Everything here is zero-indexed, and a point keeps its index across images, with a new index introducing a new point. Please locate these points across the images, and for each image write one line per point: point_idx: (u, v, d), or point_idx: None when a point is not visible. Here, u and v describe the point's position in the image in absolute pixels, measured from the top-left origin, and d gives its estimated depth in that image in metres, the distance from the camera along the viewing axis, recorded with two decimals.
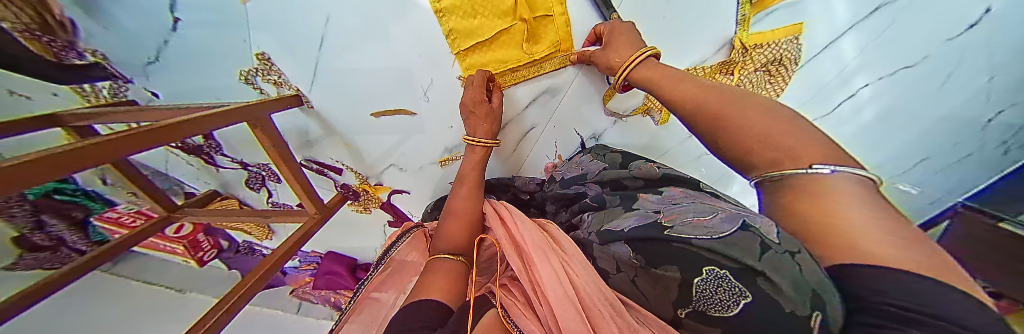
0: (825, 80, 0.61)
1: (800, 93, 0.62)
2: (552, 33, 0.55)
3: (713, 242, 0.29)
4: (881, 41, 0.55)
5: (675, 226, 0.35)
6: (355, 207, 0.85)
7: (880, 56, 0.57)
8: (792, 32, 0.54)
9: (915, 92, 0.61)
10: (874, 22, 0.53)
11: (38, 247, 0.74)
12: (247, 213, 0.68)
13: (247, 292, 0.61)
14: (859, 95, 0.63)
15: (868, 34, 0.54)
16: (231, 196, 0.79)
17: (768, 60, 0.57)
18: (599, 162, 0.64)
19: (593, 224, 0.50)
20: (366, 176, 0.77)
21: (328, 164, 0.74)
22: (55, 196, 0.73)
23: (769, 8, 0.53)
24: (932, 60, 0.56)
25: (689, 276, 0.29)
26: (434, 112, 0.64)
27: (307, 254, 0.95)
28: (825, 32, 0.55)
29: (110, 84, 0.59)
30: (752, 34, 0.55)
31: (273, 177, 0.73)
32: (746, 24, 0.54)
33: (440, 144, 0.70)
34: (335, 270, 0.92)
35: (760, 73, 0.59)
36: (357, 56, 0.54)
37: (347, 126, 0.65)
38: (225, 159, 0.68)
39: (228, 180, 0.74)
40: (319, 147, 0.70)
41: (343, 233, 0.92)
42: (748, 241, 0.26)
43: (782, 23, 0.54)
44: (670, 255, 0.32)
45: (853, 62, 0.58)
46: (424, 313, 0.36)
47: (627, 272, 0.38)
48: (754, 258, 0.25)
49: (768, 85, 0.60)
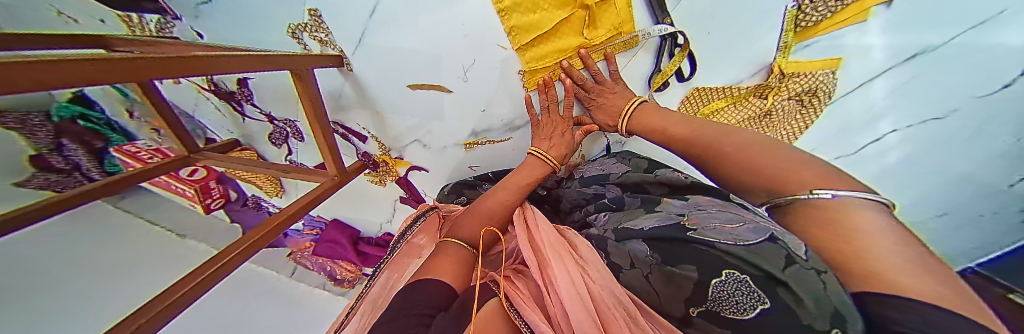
0: (851, 118, 0.62)
1: (822, 130, 0.64)
2: (612, 15, 0.54)
3: (736, 248, 0.30)
4: (916, 85, 0.55)
5: (699, 229, 0.35)
6: (371, 178, 0.85)
7: (914, 99, 0.57)
8: (830, 65, 0.57)
9: (937, 146, 0.59)
10: (910, 68, 0.54)
11: (54, 169, 0.77)
12: (265, 166, 0.68)
13: (244, 251, 0.58)
14: (885, 140, 0.63)
15: (903, 76, 0.55)
16: (251, 148, 0.80)
17: (802, 90, 0.59)
18: (622, 166, 0.64)
19: (609, 223, 0.50)
20: (388, 148, 0.78)
21: (355, 130, 0.75)
22: (81, 122, 0.82)
23: (814, 38, 0.54)
24: (962, 115, 0.54)
25: (706, 276, 0.30)
26: (470, 92, 0.64)
27: (313, 219, 0.95)
28: (859, 71, 0.56)
29: (159, 18, 0.61)
30: (791, 62, 0.58)
31: (296, 135, 0.73)
32: (787, 51, 0.56)
33: (468, 126, 0.70)
34: (337, 239, 0.92)
35: (793, 102, 0.61)
36: (404, 33, 0.54)
37: (383, 96, 0.65)
38: (253, 110, 0.68)
39: (251, 132, 0.75)
40: (347, 110, 0.70)
41: (353, 204, 0.92)
42: (773, 253, 0.27)
43: (824, 55, 0.56)
44: (690, 255, 0.32)
45: (883, 100, 0.59)
46: (429, 291, 0.37)
47: (642, 268, 0.37)
48: (778, 267, 0.26)
49: (800, 114, 0.62)
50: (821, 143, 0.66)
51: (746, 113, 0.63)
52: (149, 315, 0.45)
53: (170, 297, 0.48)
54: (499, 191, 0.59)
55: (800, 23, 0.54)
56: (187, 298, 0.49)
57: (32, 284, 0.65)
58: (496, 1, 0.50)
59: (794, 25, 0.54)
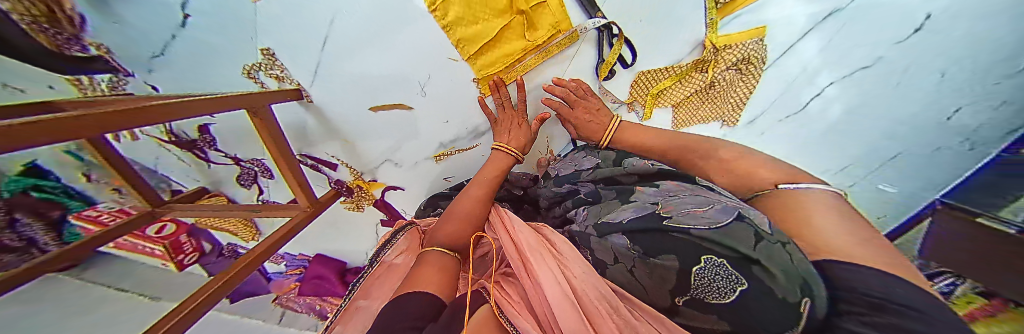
0: (790, 77, 0.69)
1: (764, 95, 0.71)
2: (547, 16, 0.57)
3: (709, 232, 0.27)
4: (838, 43, 0.62)
5: (674, 217, 0.33)
6: (348, 205, 0.84)
7: (840, 55, 0.64)
8: (755, 34, 0.62)
9: (872, 90, 0.66)
10: (830, 26, 0.61)
11: (8, 248, 0.71)
12: (236, 208, 0.67)
13: (225, 284, 0.56)
14: (825, 94, 0.69)
15: (828, 35, 0.62)
16: (221, 193, 0.78)
17: (737, 58, 0.65)
18: (592, 159, 0.64)
19: (589, 217, 0.48)
20: (360, 172, 0.78)
21: (324, 159, 0.74)
22: (33, 193, 0.75)
23: (734, 13, 0.62)
24: (886, 62, 0.62)
25: (687, 264, 0.27)
26: (430, 106, 0.66)
27: (293, 257, 0.93)
28: (786, 34, 0.63)
29: (111, 77, 0.60)
30: (721, 36, 0.63)
31: (265, 173, 0.73)
32: (714, 26, 0.63)
33: (436, 139, 0.73)
34: (322, 274, 0.90)
35: (732, 71, 0.67)
36: (370, 58, 0.56)
37: (348, 122, 0.67)
38: (218, 154, 0.67)
39: (219, 177, 0.73)
40: (314, 141, 0.70)
41: (333, 235, 0.90)
42: (741, 232, 0.25)
43: (748, 25, 0.62)
44: (668, 243, 0.30)
45: (816, 59, 0.65)
46: (416, 305, 0.34)
47: (626, 263, 0.36)
48: (749, 246, 0.24)
49: (740, 80, 0.68)
50: (767, 108, 0.74)
51: (691, 88, 0.70)
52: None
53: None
54: (466, 199, 0.58)
55: (718, 0, 0.60)
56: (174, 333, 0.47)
57: None
58: (438, 18, 0.52)
59: (714, 2, 0.61)
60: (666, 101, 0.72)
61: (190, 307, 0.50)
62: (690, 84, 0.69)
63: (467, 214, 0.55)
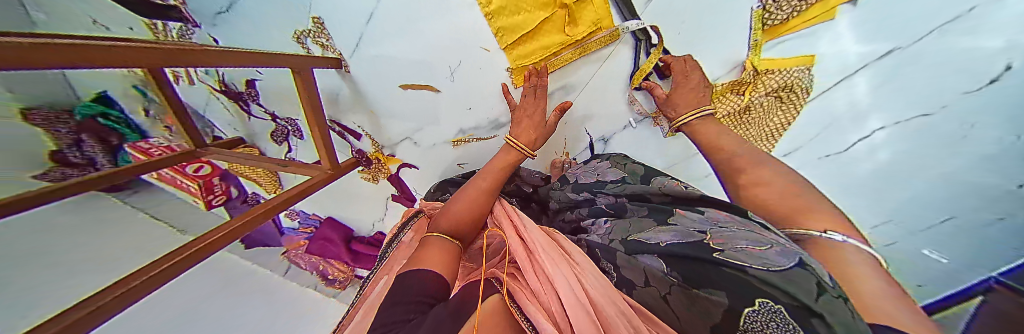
0: (832, 115, 0.59)
1: (802, 129, 0.63)
2: (591, 12, 0.57)
3: (768, 274, 0.26)
4: (897, 83, 0.51)
5: (726, 250, 0.32)
6: (365, 175, 0.88)
7: (894, 97, 0.52)
8: (804, 62, 0.56)
9: (928, 145, 0.52)
10: (888, 64, 0.50)
11: (70, 164, 0.82)
12: (267, 160, 0.72)
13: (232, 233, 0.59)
14: (873, 137, 0.57)
15: (884, 74, 0.52)
16: (254, 146, 0.83)
17: (778, 86, 0.60)
18: (617, 171, 0.63)
19: (612, 231, 0.49)
20: (381, 145, 0.81)
21: (351, 128, 0.78)
22: (100, 120, 0.87)
23: (782, 37, 0.56)
24: (949, 113, 0.48)
25: (736, 303, 0.26)
26: (457, 92, 0.68)
27: (308, 216, 0.98)
28: (835, 68, 0.55)
29: (181, 26, 0.67)
30: (764, 59, 0.58)
31: (296, 133, 0.76)
32: (757, 49, 0.58)
33: (455, 124, 0.75)
34: (329, 237, 0.93)
35: (770, 97, 0.61)
36: (394, 44, 0.60)
37: (376, 96, 0.70)
38: (258, 109, 0.72)
39: (255, 130, 0.79)
40: (345, 110, 0.74)
41: (346, 201, 0.94)
42: (804, 279, 0.24)
43: (797, 51, 0.56)
44: (714, 277, 0.29)
45: (867, 97, 0.55)
46: (417, 281, 0.35)
47: (658, 288, 0.34)
48: (810, 297, 0.22)
49: (781, 109, 0.62)
50: (802, 144, 0.65)
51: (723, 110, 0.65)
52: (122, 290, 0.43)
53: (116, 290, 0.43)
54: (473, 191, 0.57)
55: (767, 21, 0.55)
56: (171, 271, 0.50)
57: (51, 275, 0.65)
58: (484, 5, 0.54)
59: (761, 23, 0.55)
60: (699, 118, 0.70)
61: (192, 250, 0.53)
62: (721, 106, 0.65)
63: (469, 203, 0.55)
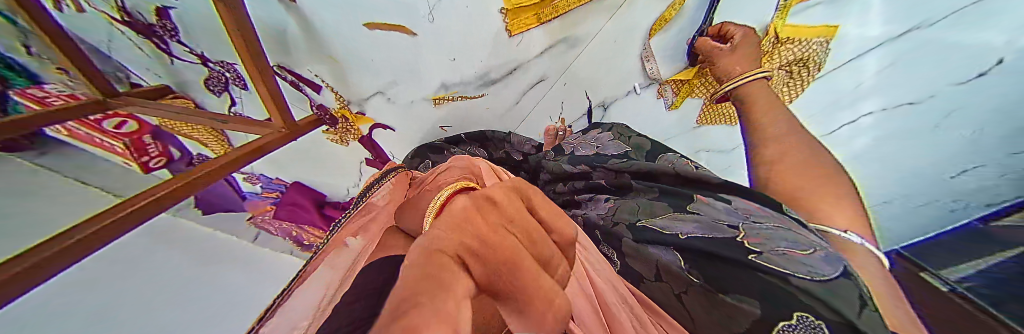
0: (839, 92, 0.67)
1: (810, 101, 0.68)
2: None
3: (812, 284, 0.26)
4: (899, 67, 0.59)
5: (765, 253, 0.31)
6: (331, 136, 0.79)
7: (893, 82, 0.61)
8: (826, 33, 0.63)
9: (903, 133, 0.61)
10: (902, 47, 0.58)
11: None
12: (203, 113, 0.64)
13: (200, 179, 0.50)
14: (859, 122, 0.66)
15: (891, 58, 0.60)
16: (185, 97, 0.70)
17: (855, 71, 0.66)
18: (621, 145, 0.60)
19: (619, 211, 0.47)
20: (348, 102, 0.71)
21: (306, 77, 0.65)
22: None
23: (814, 0, 0.61)
24: (934, 103, 0.57)
25: (769, 314, 0.26)
26: (438, 37, 0.59)
27: (270, 181, 0.83)
28: (853, 45, 0.62)
29: None
30: (788, 25, 0.65)
31: (237, 82, 0.66)
32: (785, 13, 0.64)
33: (438, 78, 0.68)
34: (297, 201, 0.85)
35: (784, 70, 0.67)
36: None
37: (338, 41, 0.57)
38: (180, 48, 0.58)
39: (183, 77, 0.65)
40: (298, 56, 0.60)
41: (312, 163, 0.83)
42: (850, 293, 0.24)
43: (826, 21, 0.62)
44: (747, 282, 0.29)
45: (869, 80, 0.63)
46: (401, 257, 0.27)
47: (672, 286, 0.34)
48: (855, 312, 0.23)
49: (788, 82, 0.68)
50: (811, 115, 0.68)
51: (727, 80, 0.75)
52: (79, 236, 0.33)
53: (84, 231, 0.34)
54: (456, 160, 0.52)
55: None
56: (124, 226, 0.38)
57: None
58: None
59: None
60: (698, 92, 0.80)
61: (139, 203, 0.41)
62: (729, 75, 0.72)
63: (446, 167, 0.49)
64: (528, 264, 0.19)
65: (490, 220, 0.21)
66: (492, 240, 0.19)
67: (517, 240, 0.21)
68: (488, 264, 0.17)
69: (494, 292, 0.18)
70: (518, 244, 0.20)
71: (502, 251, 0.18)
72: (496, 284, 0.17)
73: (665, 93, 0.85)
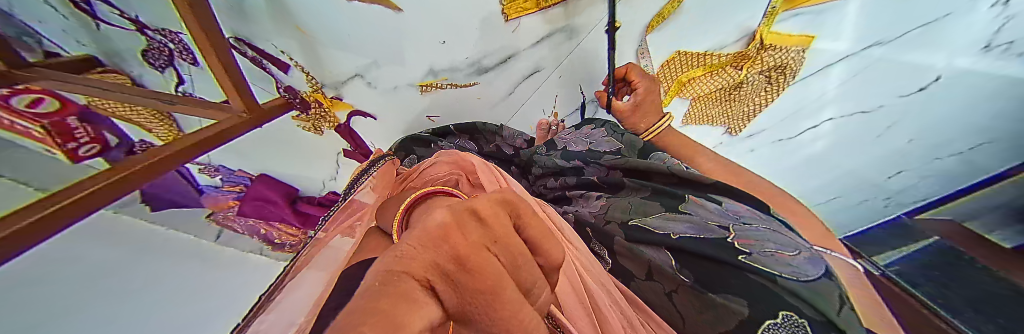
0: (803, 103, 0.88)
1: (778, 110, 0.90)
2: None
3: (798, 286, 0.28)
4: (861, 78, 0.81)
5: (754, 253, 0.32)
6: (303, 124, 0.71)
7: (854, 92, 0.83)
8: (801, 43, 0.78)
9: (854, 135, 0.88)
10: (859, 64, 0.80)
11: None
12: (140, 92, 0.55)
13: (142, 175, 0.42)
14: (821, 127, 0.90)
15: (852, 71, 0.81)
16: (121, 72, 0.56)
17: (771, 65, 0.82)
18: (613, 142, 0.57)
19: (612, 209, 0.43)
20: (321, 84, 0.64)
21: (272, 55, 0.57)
22: None
23: (796, 9, 0.74)
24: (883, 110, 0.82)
25: (758, 312, 0.26)
26: (427, 16, 0.57)
27: (232, 173, 0.68)
28: (825, 58, 0.80)
29: None
30: (771, 32, 0.78)
31: (185, 55, 0.58)
32: (772, 21, 0.77)
33: (425, 63, 0.64)
34: (268, 198, 0.72)
35: (763, 75, 0.84)
36: None
37: (313, 11, 0.51)
38: (108, 9, 0.49)
39: (113, 46, 0.54)
40: (262, 30, 0.53)
41: (279, 155, 0.73)
42: (828, 292, 0.28)
43: (801, 32, 0.76)
44: (735, 283, 0.29)
45: (834, 91, 0.85)
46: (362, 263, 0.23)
47: (663, 285, 0.32)
48: (834, 312, 0.27)
49: (770, 86, 0.85)
50: (772, 125, 0.93)
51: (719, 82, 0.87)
52: (21, 225, 0.27)
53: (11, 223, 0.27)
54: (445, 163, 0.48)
55: None
56: (66, 218, 0.33)
57: None
58: None
59: None
60: (690, 90, 0.89)
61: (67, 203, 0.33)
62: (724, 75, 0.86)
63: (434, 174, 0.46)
64: (511, 294, 0.15)
65: (471, 238, 0.16)
66: (473, 261, 0.14)
67: (500, 265, 0.16)
68: (461, 289, 0.13)
69: (466, 318, 0.14)
70: (501, 267, 0.16)
71: (482, 275, 0.14)
72: (471, 314, 0.14)
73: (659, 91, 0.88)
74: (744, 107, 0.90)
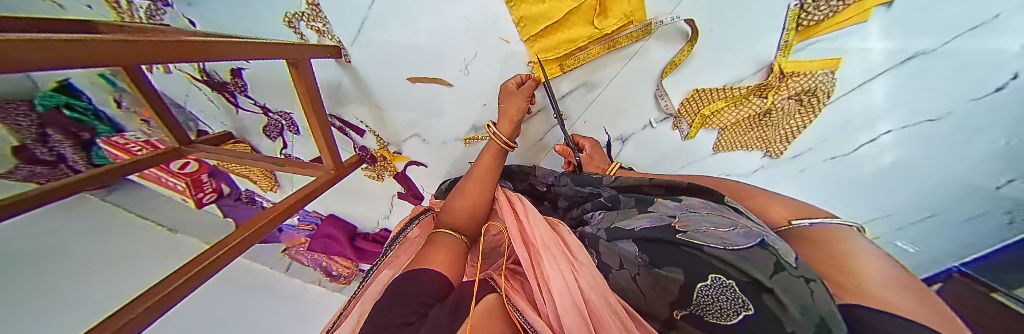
0: (845, 117, 0.57)
1: (811, 135, 0.62)
2: (623, 3, 0.52)
3: (724, 252, 0.29)
4: (914, 89, 0.49)
5: (689, 231, 0.34)
6: (370, 173, 0.92)
7: (905, 101, 0.50)
8: (828, 66, 0.50)
9: (928, 146, 0.54)
10: (908, 69, 0.46)
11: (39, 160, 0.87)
12: (259, 159, 0.72)
13: (259, 231, 0.64)
14: (879, 141, 0.57)
15: (903, 78, 0.48)
16: (244, 141, 0.85)
17: (800, 90, 0.54)
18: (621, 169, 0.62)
19: (603, 221, 0.50)
20: (386, 142, 0.83)
21: (352, 123, 0.80)
22: (64, 111, 0.91)
23: (812, 39, 0.48)
24: (957, 118, 0.48)
25: (692, 278, 0.29)
26: (469, 86, 0.67)
27: (309, 214, 1.03)
28: (854, 72, 0.50)
29: (149, 5, 0.67)
30: (790, 61, 0.51)
31: (291, 128, 0.77)
32: (787, 51, 0.50)
33: (468, 120, 0.73)
34: (331, 234, 1.00)
35: (791, 101, 0.57)
36: (391, 22, 0.57)
37: (379, 88, 0.70)
38: (246, 101, 0.71)
39: (245, 124, 0.80)
40: (345, 104, 0.75)
41: (353, 199, 1.00)
42: (763, 258, 0.26)
43: (822, 55, 0.50)
44: (674, 257, 0.32)
45: (880, 103, 0.52)
46: (419, 281, 0.35)
47: (629, 269, 0.37)
48: (765, 274, 0.25)
49: (799, 112, 0.58)
50: (811, 146, 0.64)
51: (746, 113, 0.61)
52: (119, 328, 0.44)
53: (158, 293, 0.50)
54: (466, 194, 0.58)
55: (801, 22, 0.47)
56: (211, 269, 0.57)
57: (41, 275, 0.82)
58: None
59: (795, 24, 0.47)
60: (716, 122, 0.65)
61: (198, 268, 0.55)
62: (745, 109, 0.60)
63: (471, 205, 0.56)
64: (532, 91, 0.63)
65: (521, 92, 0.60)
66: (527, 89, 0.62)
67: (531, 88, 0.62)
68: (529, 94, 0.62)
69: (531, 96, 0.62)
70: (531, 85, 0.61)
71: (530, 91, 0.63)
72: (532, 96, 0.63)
73: (679, 124, 0.69)
74: (777, 132, 0.63)
